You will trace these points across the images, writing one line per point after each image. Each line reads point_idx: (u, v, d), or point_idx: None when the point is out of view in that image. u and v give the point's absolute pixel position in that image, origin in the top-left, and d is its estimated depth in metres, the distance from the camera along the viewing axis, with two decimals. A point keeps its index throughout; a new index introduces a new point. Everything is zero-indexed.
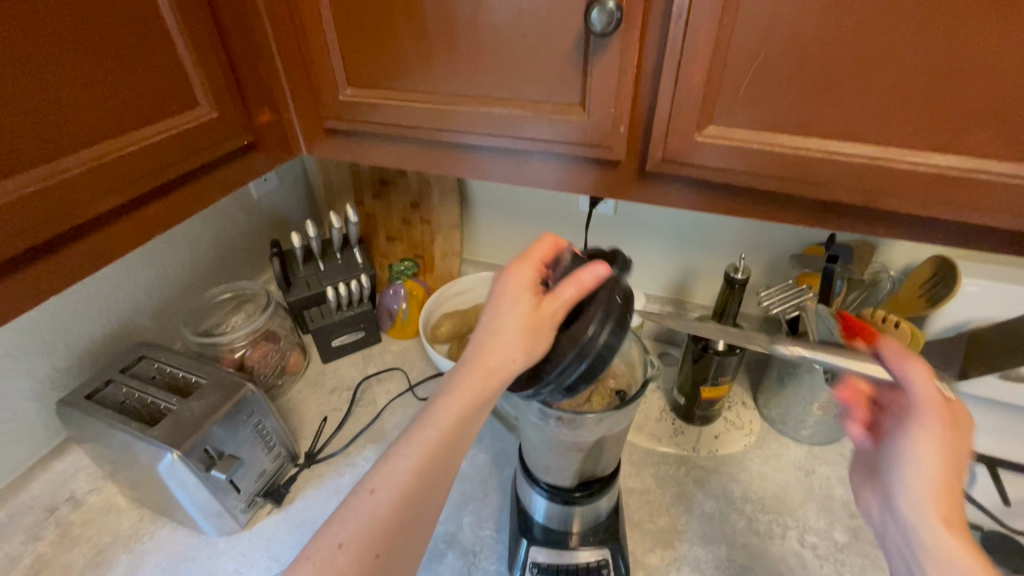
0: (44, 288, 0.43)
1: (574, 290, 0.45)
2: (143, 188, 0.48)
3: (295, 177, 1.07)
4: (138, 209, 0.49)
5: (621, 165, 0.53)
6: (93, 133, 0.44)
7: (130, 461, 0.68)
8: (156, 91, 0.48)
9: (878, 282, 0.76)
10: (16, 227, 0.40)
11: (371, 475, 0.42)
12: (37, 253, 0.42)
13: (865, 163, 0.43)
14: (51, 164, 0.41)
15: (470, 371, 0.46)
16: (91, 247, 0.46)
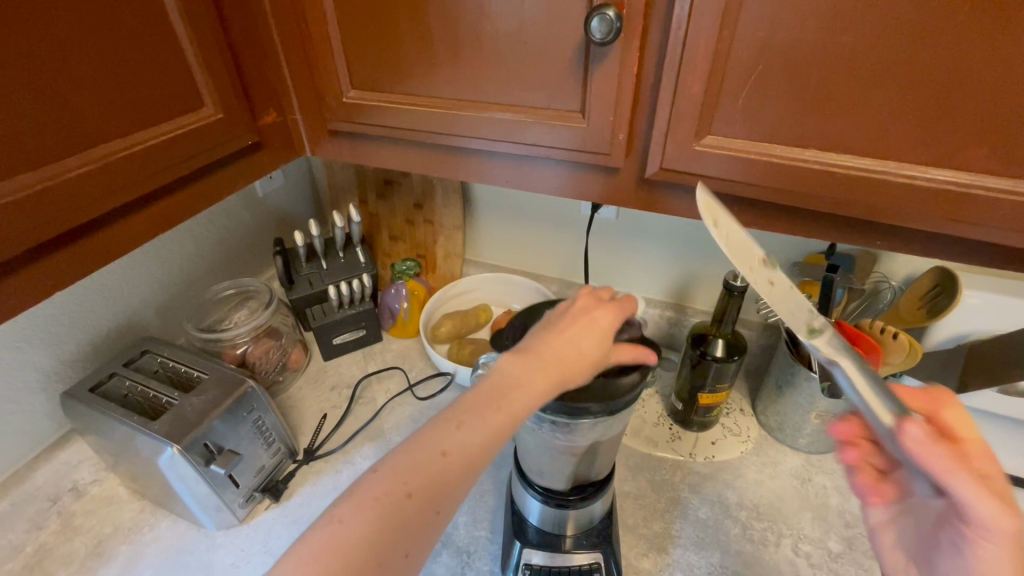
0: (50, 284, 0.44)
1: (630, 356, 0.53)
2: (147, 188, 0.49)
3: (300, 175, 1.08)
4: (144, 208, 0.50)
5: (620, 172, 0.53)
6: (99, 134, 0.45)
7: (131, 454, 0.69)
8: (162, 92, 0.49)
9: (878, 292, 0.77)
10: (23, 226, 0.40)
11: (441, 430, 0.44)
12: (43, 250, 0.43)
13: (861, 176, 0.43)
14: (58, 164, 0.42)
15: (547, 366, 0.48)
16: (97, 244, 0.47)
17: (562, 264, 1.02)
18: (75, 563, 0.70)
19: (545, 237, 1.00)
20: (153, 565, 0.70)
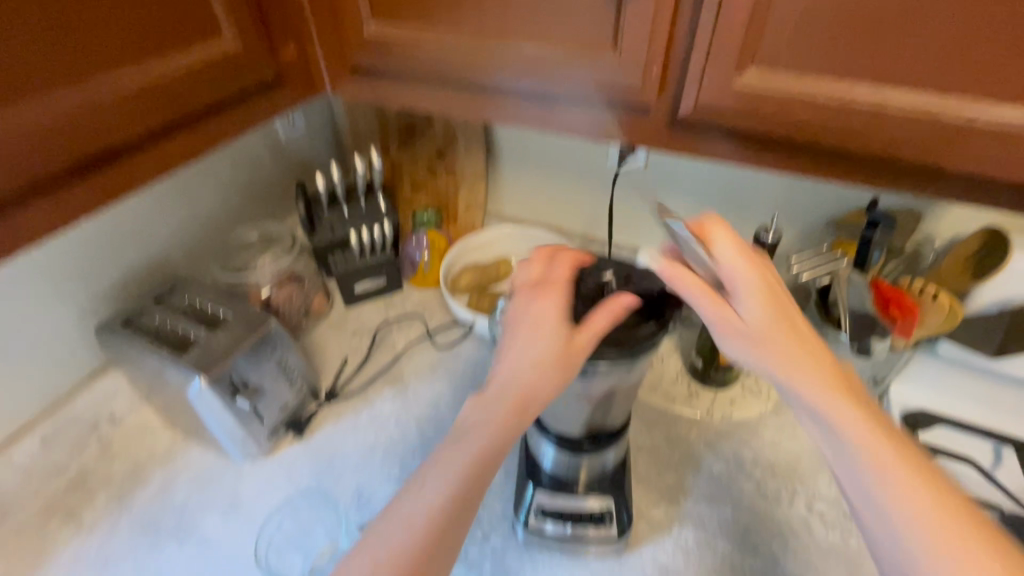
0: (77, 210, 0.45)
1: (606, 314, 0.49)
2: (166, 117, 0.48)
3: (323, 120, 1.06)
4: (165, 139, 0.50)
5: (652, 112, 0.50)
6: (116, 59, 0.44)
7: (163, 385, 0.72)
8: (180, 19, 0.48)
9: (920, 253, 0.72)
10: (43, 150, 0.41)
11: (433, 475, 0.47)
12: (67, 175, 0.43)
13: (914, 115, 0.40)
14: (75, 88, 0.42)
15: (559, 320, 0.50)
16: (122, 173, 0.47)
17: (585, 218, 1.00)
18: (115, 486, 0.74)
19: (569, 190, 0.98)
20: (186, 489, 0.74)
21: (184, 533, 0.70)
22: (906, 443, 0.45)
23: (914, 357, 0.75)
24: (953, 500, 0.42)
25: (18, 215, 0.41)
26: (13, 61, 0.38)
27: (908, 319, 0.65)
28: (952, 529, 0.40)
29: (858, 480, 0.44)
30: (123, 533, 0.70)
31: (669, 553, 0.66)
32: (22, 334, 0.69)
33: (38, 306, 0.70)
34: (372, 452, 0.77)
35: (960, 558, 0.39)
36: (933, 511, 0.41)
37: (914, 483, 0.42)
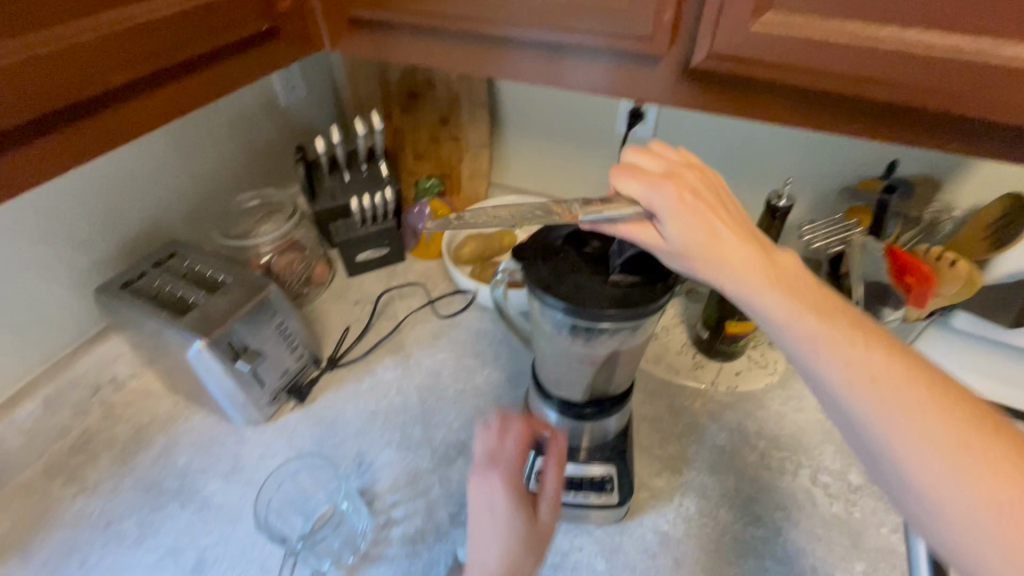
0: (65, 159, 0.44)
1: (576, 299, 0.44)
2: (156, 65, 0.47)
3: (324, 85, 1.04)
4: (156, 88, 0.48)
5: (663, 62, 0.48)
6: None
7: (162, 348, 0.71)
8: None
9: (937, 224, 0.69)
10: (29, 91, 0.39)
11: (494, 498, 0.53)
12: (54, 123, 0.42)
13: (944, 58, 0.37)
14: (62, 27, 0.40)
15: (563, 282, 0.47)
16: (110, 123, 0.46)
17: (592, 188, 0.97)
18: (118, 448, 0.74)
19: (576, 158, 0.95)
20: (187, 453, 0.74)
21: (185, 495, 0.70)
22: (891, 344, 0.38)
23: (926, 329, 0.73)
24: (952, 400, 0.35)
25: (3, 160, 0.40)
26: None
27: (922, 286, 0.60)
28: (955, 436, 0.34)
29: (842, 405, 0.37)
30: (126, 495, 0.70)
31: (670, 522, 0.66)
32: (21, 296, 0.69)
33: (37, 268, 0.69)
34: (373, 419, 0.77)
35: (972, 470, 0.33)
36: (930, 419, 0.34)
37: (905, 392, 0.35)
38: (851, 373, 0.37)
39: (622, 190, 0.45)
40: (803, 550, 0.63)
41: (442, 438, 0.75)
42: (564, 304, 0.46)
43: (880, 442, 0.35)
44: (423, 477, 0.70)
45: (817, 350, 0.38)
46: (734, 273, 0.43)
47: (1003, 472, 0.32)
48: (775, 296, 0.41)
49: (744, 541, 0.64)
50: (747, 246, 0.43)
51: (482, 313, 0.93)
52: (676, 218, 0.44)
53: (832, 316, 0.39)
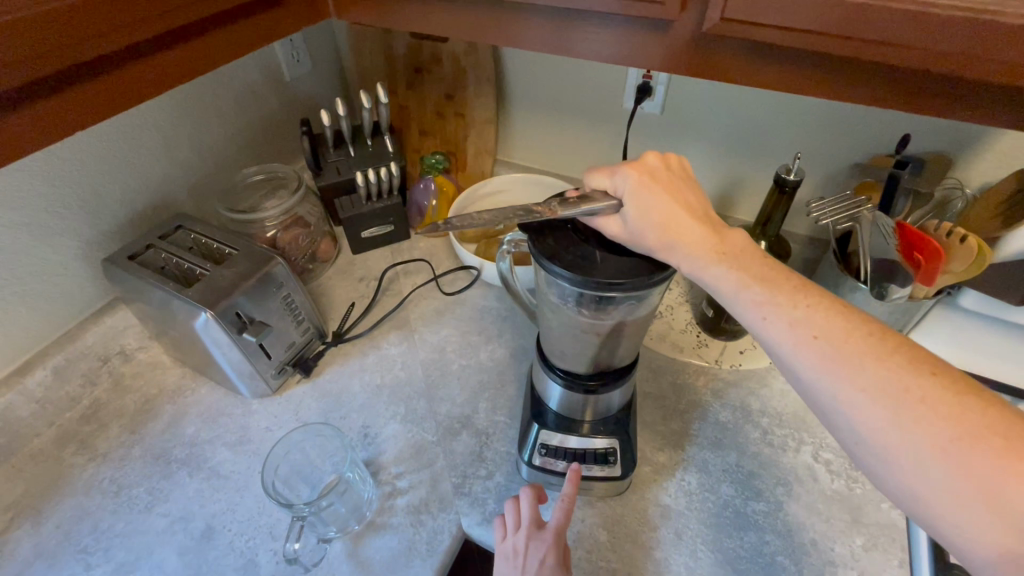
0: (67, 122, 0.44)
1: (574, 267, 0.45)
2: (159, 28, 0.46)
3: (328, 59, 1.03)
4: (157, 52, 0.48)
5: (674, 27, 0.47)
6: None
7: (169, 319, 0.71)
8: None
9: (947, 202, 0.69)
10: (34, 51, 0.39)
11: (533, 550, 0.54)
12: (57, 84, 0.42)
13: (961, 19, 0.37)
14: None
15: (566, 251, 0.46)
16: (112, 87, 0.46)
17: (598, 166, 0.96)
18: (127, 418, 0.76)
19: (583, 136, 0.94)
20: (195, 423, 0.75)
21: (194, 464, 0.71)
22: (831, 304, 0.41)
23: (933, 309, 0.72)
24: (890, 348, 0.38)
25: (6, 121, 0.40)
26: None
27: (932, 262, 0.59)
28: (893, 378, 0.37)
29: (794, 362, 0.41)
30: (136, 463, 0.71)
31: (672, 496, 0.66)
32: (29, 266, 0.69)
33: (44, 239, 0.69)
34: (378, 393, 0.78)
35: (918, 417, 0.36)
36: (869, 367, 0.38)
37: (844, 345, 0.39)
38: (807, 341, 0.40)
39: (594, 187, 0.50)
40: (804, 525, 0.64)
41: (447, 412, 0.75)
42: (568, 269, 0.45)
43: (829, 393, 0.39)
44: (427, 449, 0.71)
45: (767, 314, 0.42)
46: (689, 249, 0.45)
47: (943, 414, 0.35)
48: (724, 270, 0.44)
49: (745, 515, 0.65)
50: (702, 226, 0.46)
51: (486, 291, 0.93)
52: (633, 198, 0.46)
53: (777, 284, 0.43)
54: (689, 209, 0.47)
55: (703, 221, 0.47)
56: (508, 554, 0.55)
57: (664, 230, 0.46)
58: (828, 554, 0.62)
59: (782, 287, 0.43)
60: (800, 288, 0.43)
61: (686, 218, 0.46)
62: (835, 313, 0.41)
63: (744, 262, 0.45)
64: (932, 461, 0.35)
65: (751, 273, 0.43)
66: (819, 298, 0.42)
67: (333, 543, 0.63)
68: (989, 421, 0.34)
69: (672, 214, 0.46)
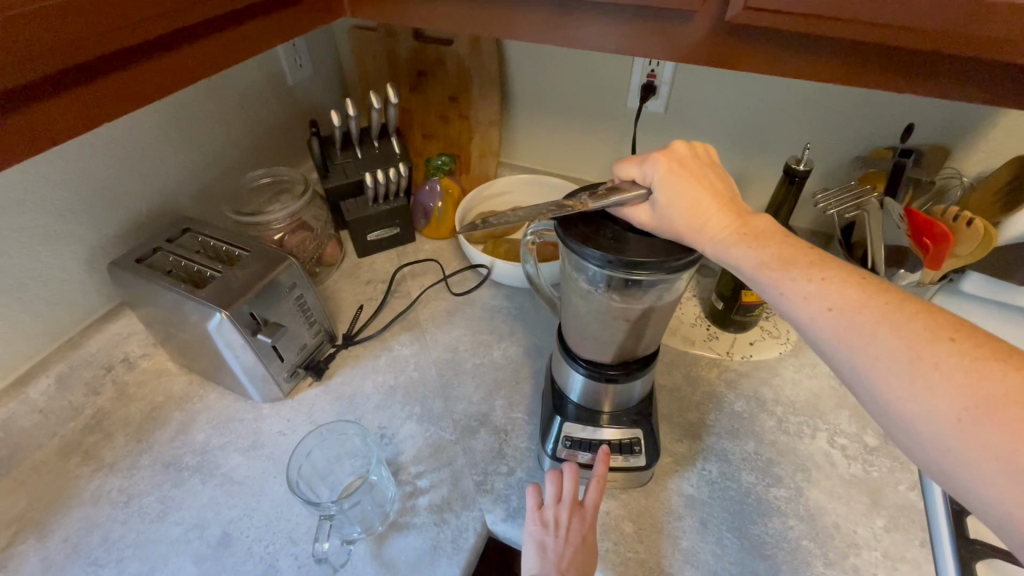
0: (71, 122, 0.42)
1: (603, 249, 0.45)
2: (171, 25, 0.45)
3: (329, 64, 1.03)
4: (170, 51, 0.47)
5: (695, 18, 0.48)
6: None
7: (178, 322, 0.70)
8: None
9: (947, 190, 0.72)
10: (43, 46, 0.37)
11: (575, 525, 0.55)
12: (67, 82, 0.40)
13: (978, 3, 0.39)
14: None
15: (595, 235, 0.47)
16: (120, 87, 0.44)
17: (602, 165, 0.98)
18: (133, 426, 0.73)
19: (586, 135, 0.95)
20: (206, 430, 0.73)
21: (206, 471, 0.69)
22: (849, 275, 0.39)
23: (937, 295, 0.76)
24: (907, 315, 0.36)
25: (10, 120, 0.38)
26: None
27: (941, 247, 0.63)
28: (907, 347, 0.35)
29: (812, 335, 0.40)
30: (145, 472, 0.69)
31: (694, 485, 0.67)
32: (32, 271, 0.67)
33: (47, 243, 0.67)
34: (393, 394, 0.77)
35: (934, 385, 0.33)
36: (883, 336, 0.36)
37: (858, 316, 0.37)
38: (825, 317, 0.38)
39: (621, 178, 0.50)
40: (825, 509, 0.64)
41: (463, 410, 0.75)
42: (598, 251, 0.45)
43: (845, 364, 0.38)
44: (447, 448, 0.70)
45: (781, 288, 0.41)
46: (713, 236, 0.45)
47: (961, 380, 0.32)
48: (745, 249, 0.44)
49: (767, 501, 0.65)
50: (728, 214, 0.46)
51: (496, 290, 0.93)
52: (658, 186, 0.46)
53: (794, 259, 0.42)
54: (713, 196, 0.46)
55: (728, 205, 0.47)
56: (547, 523, 0.55)
57: (689, 218, 0.45)
58: (851, 536, 0.62)
59: (802, 263, 0.41)
60: (823, 263, 0.41)
61: (712, 206, 0.46)
62: (855, 284, 0.39)
63: (768, 242, 0.43)
64: (948, 432, 0.32)
65: (770, 252, 0.42)
66: (839, 269, 0.40)
67: (356, 545, 0.61)
68: (1012, 388, 0.31)
69: (696, 202, 0.46)
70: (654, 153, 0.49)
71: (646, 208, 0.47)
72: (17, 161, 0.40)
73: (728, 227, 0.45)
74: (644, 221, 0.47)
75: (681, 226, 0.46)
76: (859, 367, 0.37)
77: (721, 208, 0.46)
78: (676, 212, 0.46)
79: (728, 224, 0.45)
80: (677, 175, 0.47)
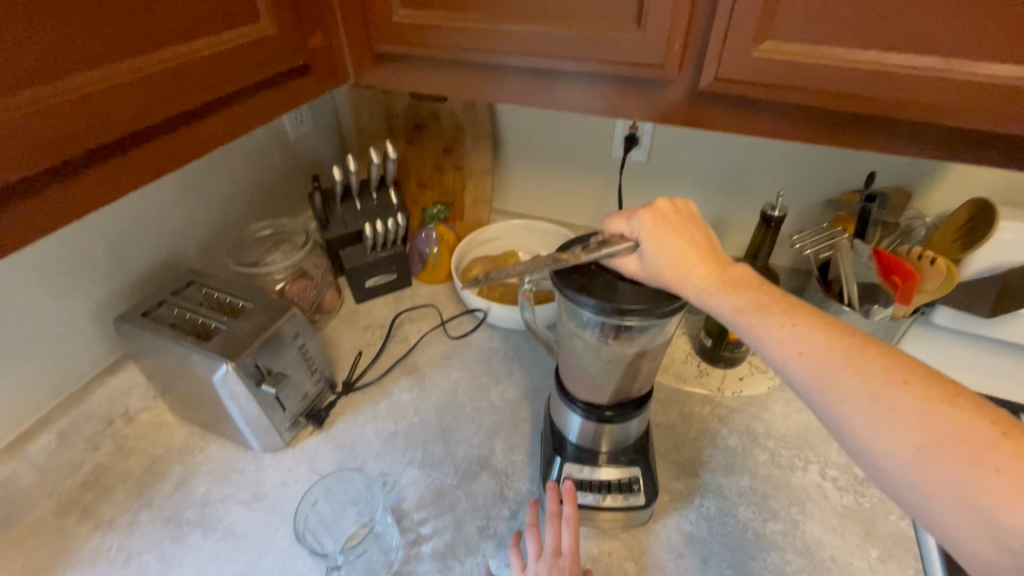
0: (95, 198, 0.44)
1: (597, 298, 0.48)
2: (190, 102, 0.48)
3: (328, 119, 1.08)
4: (193, 123, 0.50)
5: (672, 85, 0.54)
6: (138, 42, 0.43)
7: (182, 374, 0.71)
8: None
9: (912, 229, 0.76)
10: (65, 132, 0.39)
11: None
12: (98, 158, 0.43)
13: (921, 75, 0.43)
14: (96, 71, 0.41)
15: (589, 285, 0.50)
16: (140, 163, 0.46)
17: (591, 210, 1.03)
18: (132, 481, 0.73)
19: (575, 183, 1.01)
20: (206, 483, 0.73)
21: (208, 525, 0.69)
22: (817, 320, 0.43)
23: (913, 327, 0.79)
24: (868, 358, 0.39)
25: (36, 202, 0.40)
26: (28, 34, 0.37)
27: (908, 283, 0.67)
28: (868, 388, 0.38)
29: (787, 377, 0.42)
30: (145, 528, 0.68)
31: (693, 522, 0.68)
32: (39, 328, 0.68)
33: (55, 300, 0.69)
34: (394, 440, 0.78)
35: (892, 425, 0.36)
36: (847, 378, 0.39)
37: (826, 359, 0.40)
38: (797, 360, 0.41)
39: (611, 232, 0.53)
40: (821, 542, 0.66)
41: (464, 454, 0.76)
42: (593, 300, 0.48)
43: (817, 403, 0.40)
44: (448, 493, 0.71)
45: (759, 333, 0.44)
46: (696, 285, 0.48)
47: (915, 419, 0.35)
48: (723, 296, 0.47)
49: (765, 536, 0.67)
50: (710, 265, 0.49)
51: (492, 333, 0.95)
52: (644, 239, 0.50)
53: (768, 306, 0.45)
54: (695, 248, 0.50)
55: (708, 255, 0.50)
56: None
57: (673, 269, 0.49)
58: (848, 568, 0.63)
59: (775, 310, 0.44)
60: (795, 310, 0.44)
61: (695, 258, 0.49)
62: (824, 329, 0.42)
63: (746, 290, 0.47)
64: (908, 468, 0.35)
65: (746, 299, 0.46)
66: (809, 316, 0.43)
67: None
68: (958, 427, 0.34)
69: (680, 254, 0.49)
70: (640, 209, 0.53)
71: (633, 260, 0.51)
72: (51, 232, 0.42)
73: (709, 277, 0.49)
74: (633, 271, 0.50)
75: (667, 276, 0.49)
76: (828, 407, 0.39)
77: (702, 259, 0.50)
78: (662, 263, 0.49)
79: (709, 275, 0.49)
80: (663, 229, 0.51)
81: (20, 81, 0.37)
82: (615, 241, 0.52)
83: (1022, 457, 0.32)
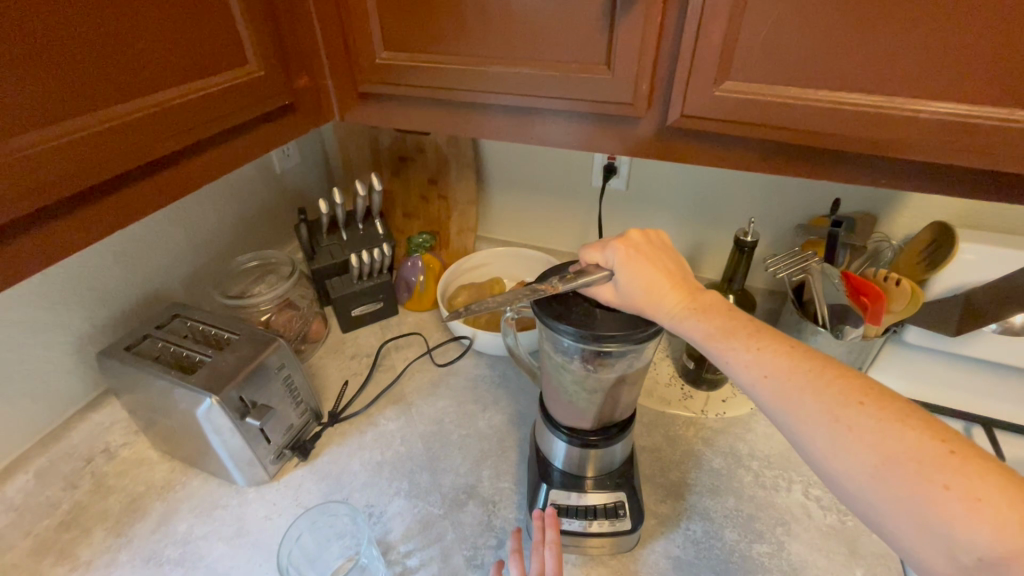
0: (82, 236, 0.45)
1: (574, 326, 0.50)
2: (179, 142, 0.50)
3: (314, 152, 1.10)
4: (182, 161, 0.52)
5: (642, 121, 0.56)
6: (128, 88, 0.45)
7: (165, 409, 0.70)
8: (195, 44, 0.50)
9: (879, 252, 0.80)
10: (55, 175, 0.41)
11: None
12: (89, 197, 0.45)
13: (869, 112, 0.47)
14: (87, 115, 0.42)
15: (568, 312, 0.52)
16: (129, 200, 0.48)
17: (573, 237, 1.05)
18: (111, 520, 0.71)
19: (557, 211, 1.03)
20: (188, 519, 0.72)
21: (189, 563, 0.67)
22: (781, 344, 0.44)
23: (885, 346, 0.82)
24: (827, 381, 0.40)
25: (26, 242, 0.41)
26: (20, 83, 0.38)
27: (877, 304, 0.70)
28: (827, 410, 0.39)
29: (756, 398, 0.44)
30: (123, 568, 0.67)
31: (680, 546, 0.68)
32: (19, 364, 0.68)
33: (36, 336, 0.69)
34: (380, 471, 0.77)
35: (848, 445, 0.37)
36: (808, 399, 0.40)
37: (789, 381, 0.42)
38: (763, 383, 0.43)
39: (587, 262, 0.55)
40: (807, 562, 0.66)
41: (451, 483, 0.75)
42: (571, 327, 0.50)
43: (784, 425, 0.42)
44: (435, 523, 0.71)
45: (727, 358, 0.46)
46: (669, 311, 0.50)
47: (870, 440, 0.37)
48: (694, 321, 0.49)
49: (751, 558, 0.67)
50: (682, 292, 0.51)
51: (478, 360, 0.96)
52: (618, 269, 0.52)
53: (736, 331, 0.47)
54: (667, 276, 0.52)
55: (680, 283, 0.52)
56: None
57: (647, 297, 0.51)
58: None
59: (742, 335, 0.46)
60: (762, 334, 0.46)
61: (667, 285, 0.51)
62: (787, 352, 0.44)
63: (715, 315, 0.49)
64: (865, 487, 0.36)
65: (714, 325, 0.48)
66: (774, 339, 0.45)
67: None
68: (910, 447, 0.35)
69: (653, 282, 0.51)
70: (615, 240, 0.55)
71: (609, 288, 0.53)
72: (40, 269, 0.43)
73: (681, 304, 0.50)
74: (609, 299, 0.52)
75: (642, 303, 0.51)
76: (793, 427, 0.41)
77: (674, 286, 0.52)
78: (636, 291, 0.51)
79: (681, 302, 0.51)
80: (636, 259, 0.53)
81: (16, 128, 0.38)
82: (591, 271, 0.53)
83: (968, 476, 0.33)
